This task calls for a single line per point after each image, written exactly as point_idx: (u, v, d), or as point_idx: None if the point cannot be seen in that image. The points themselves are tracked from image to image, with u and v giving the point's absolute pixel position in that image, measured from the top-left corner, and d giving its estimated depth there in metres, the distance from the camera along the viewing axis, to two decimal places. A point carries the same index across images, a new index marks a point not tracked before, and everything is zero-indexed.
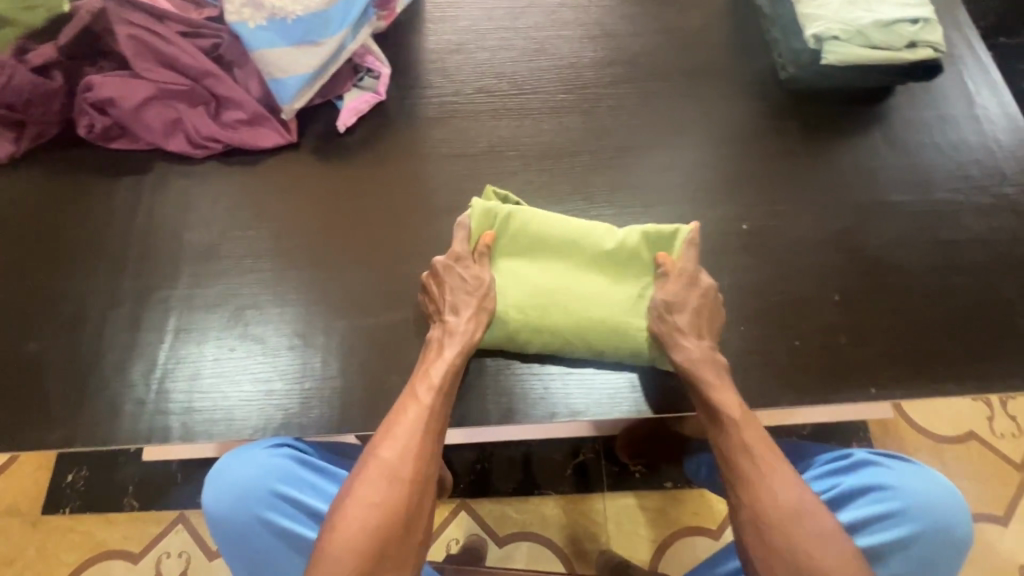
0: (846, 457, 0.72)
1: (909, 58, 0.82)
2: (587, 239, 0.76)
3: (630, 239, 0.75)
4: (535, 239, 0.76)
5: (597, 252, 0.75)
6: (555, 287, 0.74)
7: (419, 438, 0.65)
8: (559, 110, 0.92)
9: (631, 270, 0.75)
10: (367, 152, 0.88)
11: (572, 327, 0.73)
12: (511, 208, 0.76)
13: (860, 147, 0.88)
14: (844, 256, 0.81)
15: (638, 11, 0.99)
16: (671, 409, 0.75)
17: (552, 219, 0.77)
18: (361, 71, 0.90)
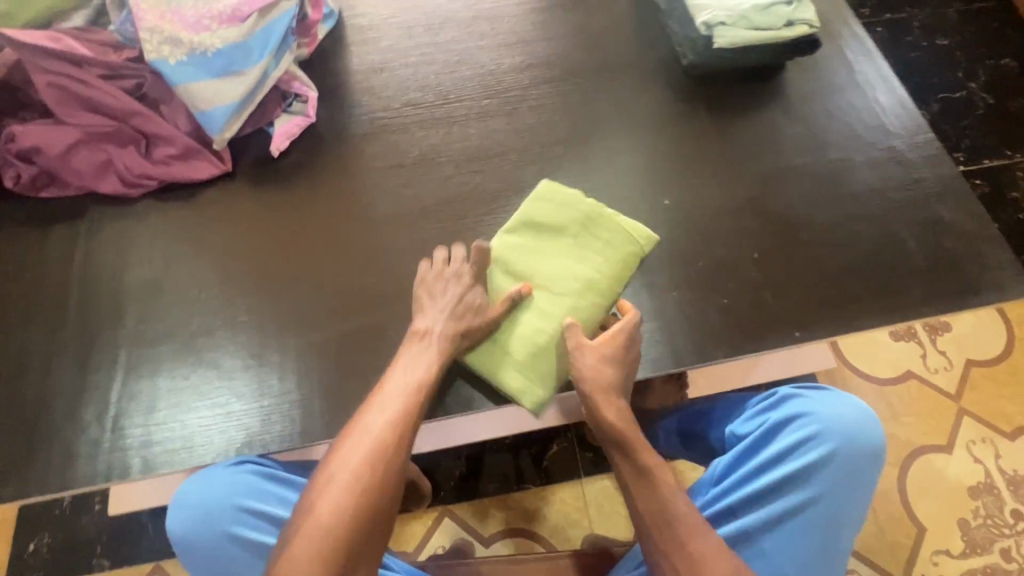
0: (773, 395, 0.79)
1: (789, 35, 0.92)
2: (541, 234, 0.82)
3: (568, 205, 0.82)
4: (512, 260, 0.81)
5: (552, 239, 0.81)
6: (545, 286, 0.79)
7: (406, 408, 0.68)
8: (485, 114, 0.97)
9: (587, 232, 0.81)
10: (303, 173, 0.91)
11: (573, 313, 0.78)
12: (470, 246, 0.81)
13: (760, 118, 0.96)
14: (758, 218, 0.88)
15: (549, 17, 1.06)
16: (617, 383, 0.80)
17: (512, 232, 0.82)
18: (289, 96, 0.93)
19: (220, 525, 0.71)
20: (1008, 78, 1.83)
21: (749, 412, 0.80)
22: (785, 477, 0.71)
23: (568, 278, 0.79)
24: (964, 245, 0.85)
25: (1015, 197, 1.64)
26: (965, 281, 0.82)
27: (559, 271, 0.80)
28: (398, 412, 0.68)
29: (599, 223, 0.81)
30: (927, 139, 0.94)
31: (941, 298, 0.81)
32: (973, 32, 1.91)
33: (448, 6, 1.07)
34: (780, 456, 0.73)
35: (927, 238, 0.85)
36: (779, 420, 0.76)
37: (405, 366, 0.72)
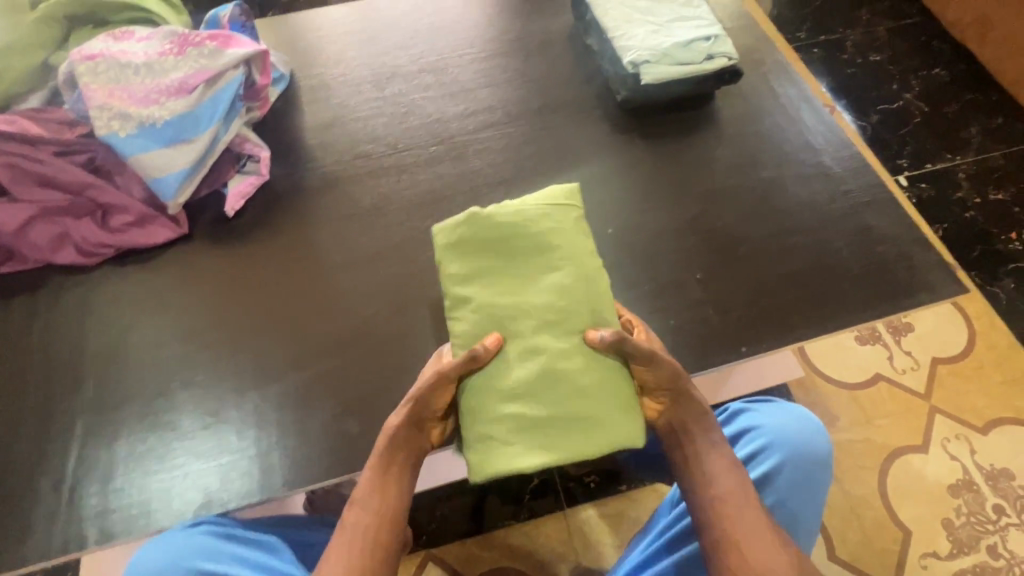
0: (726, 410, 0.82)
1: (709, 67, 0.99)
2: (503, 277, 0.73)
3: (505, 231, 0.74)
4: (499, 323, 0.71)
5: (517, 274, 0.73)
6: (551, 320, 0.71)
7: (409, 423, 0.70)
8: (433, 161, 1.01)
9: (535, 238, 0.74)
10: (258, 230, 0.94)
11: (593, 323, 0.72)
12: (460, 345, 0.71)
13: (695, 143, 1.01)
14: (698, 238, 0.91)
15: (490, 65, 1.12)
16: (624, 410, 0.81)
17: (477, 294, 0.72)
18: (243, 157, 0.97)
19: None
20: (941, 86, 1.93)
21: None
22: None
23: (525, 306, 0.71)
24: (895, 249, 0.89)
25: (961, 197, 1.71)
26: (898, 284, 0.86)
27: (545, 296, 0.72)
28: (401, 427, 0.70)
29: (518, 236, 0.74)
30: (851, 153, 1.00)
31: (878, 302, 0.85)
32: (904, 46, 2.02)
33: (395, 61, 1.14)
34: None
35: (860, 245, 0.89)
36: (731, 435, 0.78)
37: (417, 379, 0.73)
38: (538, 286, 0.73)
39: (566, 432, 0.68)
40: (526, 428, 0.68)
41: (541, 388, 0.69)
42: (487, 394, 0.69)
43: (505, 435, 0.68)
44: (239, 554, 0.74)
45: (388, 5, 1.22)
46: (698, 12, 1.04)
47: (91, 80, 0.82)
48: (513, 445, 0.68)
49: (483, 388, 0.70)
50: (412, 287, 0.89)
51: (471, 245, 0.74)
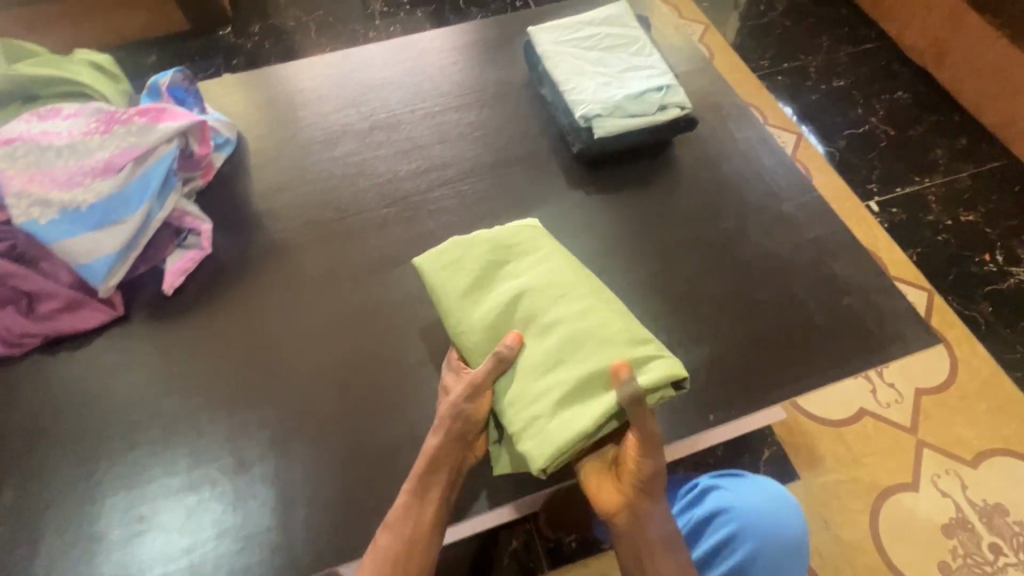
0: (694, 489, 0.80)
1: (663, 118, 0.97)
2: (492, 285, 0.78)
3: (479, 249, 0.79)
4: (504, 322, 0.75)
5: (507, 277, 0.78)
6: (554, 300, 0.74)
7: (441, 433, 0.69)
8: (385, 224, 0.98)
9: (510, 241, 0.80)
10: (198, 307, 0.89)
11: (589, 292, 0.76)
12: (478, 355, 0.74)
13: (654, 194, 0.99)
14: (660, 295, 0.88)
15: (443, 120, 1.10)
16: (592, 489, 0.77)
17: (478, 308, 0.76)
18: (183, 231, 0.92)
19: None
20: (903, 109, 1.95)
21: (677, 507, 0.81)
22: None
23: (533, 295, 0.75)
24: (861, 299, 0.86)
25: (932, 220, 1.71)
26: (867, 336, 0.83)
27: (537, 283, 0.76)
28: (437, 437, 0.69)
29: (498, 247, 0.80)
30: (813, 197, 0.98)
31: (848, 356, 0.82)
32: (865, 72, 2.05)
33: (346, 120, 1.11)
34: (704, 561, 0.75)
35: (826, 296, 0.86)
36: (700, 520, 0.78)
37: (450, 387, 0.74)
38: (544, 275, 0.77)
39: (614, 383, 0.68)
40: (571, 395, 0.69)
41: (574, 360, 0.70)
42: (523, 382, 0.70)
43: (552, 407, 0.68)
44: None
45: (338, 62, 1.19)
46: (650, 61, 1.03)
47: (9, 164, 0.79)
48: (562, 415, 0.68)
49: (517, 379, 0.70)
50: (361, 362, 0.84)
51: (459, 265, 0.78)
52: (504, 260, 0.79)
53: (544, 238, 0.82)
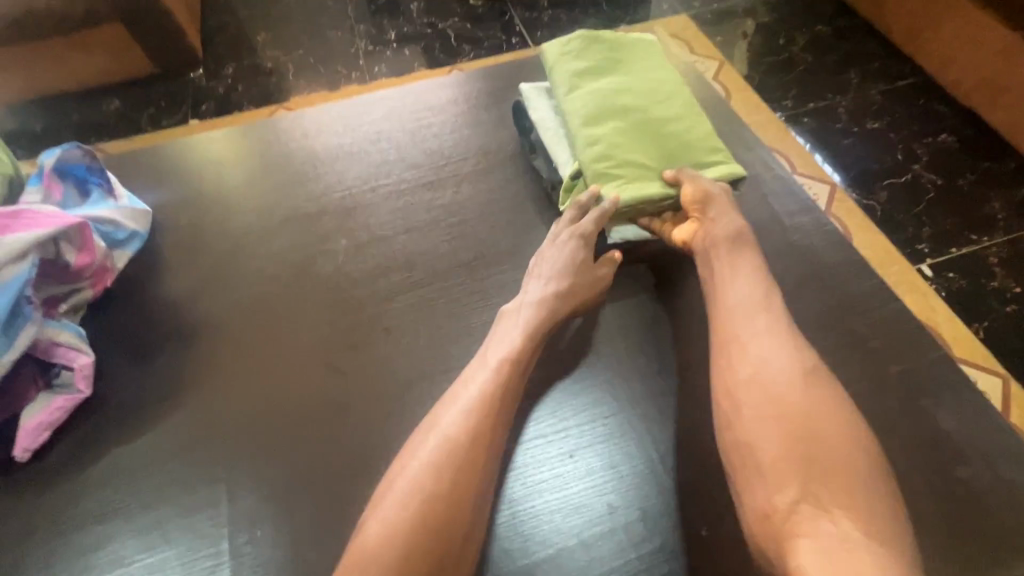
0: None
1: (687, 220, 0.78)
2: (589, 77, 0.82)
3: (550, 54, 0.84)
4: (581, 101, 0.79)
5: (598, 75, 0.82)
6: (632, 118, 0.79)
7: (500, 388, 0.64)
8: (329, 347, 0.75)
9: (605, 69, 0.83)
10: (68, 475, 0.66)
11: (672, 88, 0.82)
12: (541, 121, 0.83)
13: (678, 307, 0.76)
14: (696, 459, 0.64)
15: (410, 202, 0.88)
16: None
17: (572, 103, 0.79)
18: (54, 365, 0.69)
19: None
20: (951, 153, 1.72)
21: None
22: None
23: (618, 128, 0.78)
24: (979, 469, 0.62)
25: (996, 286, 1.46)
26: (996, 532, 0.59)
27: (611, 82, 0.81)
28: (480, 389, 0.63)
29: (588, 62, 0.83)
30: (895, 309, 0.74)
31: (975, 567, 0.57)
32: (902, 112, 1.83)
33: (293, 201, 0.89)
34: None
35: (931, 465, 0.62)
36: None
37: (503, 331, 0.69)
38: (666, 99, 0.82)
39: (688, 145, 0.78)
40: (619, 121, 0.78)
41: (682, 109, 0.81)
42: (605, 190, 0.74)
43: (620, 181, 0.75)
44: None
45: (291, 126, 0.98)
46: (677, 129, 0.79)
47: None
48: (622, 140, 0.76)
49: (604, 114, 0.78)
50: (284, 565, 0.61)
51: (561, 65, 0.83)
52: (577, 75, 0.81)
53: (653, 73, 0.83)
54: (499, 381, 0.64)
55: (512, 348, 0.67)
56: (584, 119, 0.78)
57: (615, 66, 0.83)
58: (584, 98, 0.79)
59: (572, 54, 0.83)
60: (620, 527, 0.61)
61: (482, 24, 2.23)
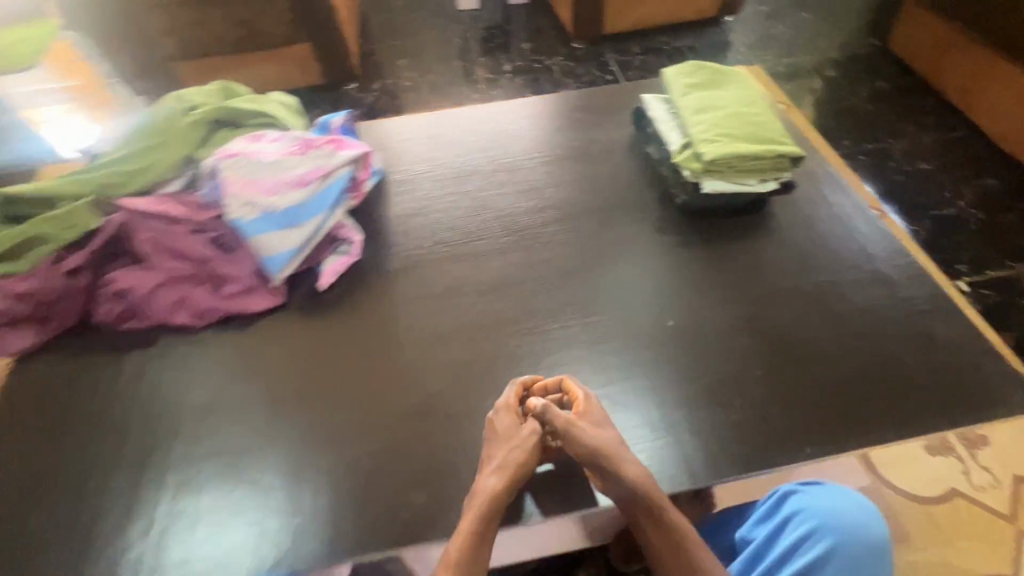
0: (775, 494, 0.86)
1: (761, 189, 1.07)
2: (697, 87, 1.16)
3: (670, 74, 1.20)
4: (690, 100, 1.13)
5: (703, 86, 1.16)
6: (727, 110, 1.10)
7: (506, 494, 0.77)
8: (505, 250, 1.11)
9: (709, 83, 1.17)
10: (344, 304, 1.04)
11: (759, 98, 1.14)
12: (659, 116, 1.18)
13: (751, 246, 1.07)
14: (756, 335, 0.95)
15: (558, 168, 1.25)
16: (731, 416, 0.86)
17: (683, 102, 1.14)
18: (338, 240, 1.08)
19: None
20: (995, 195, 1.95)
21: (763, 508, 0.86)
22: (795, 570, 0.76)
23: (717, 115, 1.09)
24: (963, 360, 0.90)
25: None
26: (969, 397, 0.86)
27: (712, 91, 1.15)
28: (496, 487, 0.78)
29: (697, 77, 1.17)
30: (909, 262, 1.03)
31: (951, 413, 0.84)
32: (952, 157, 2.08)
33: (475, 161, 1.28)
34: (789, 552, 0.78)
35: (927, 353, 0.90)
36: (781, 518, 0.82)
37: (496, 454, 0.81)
38: (754, 102, 1.13)
39: (768, 130, 1.08)
40: (718, 111, 1.10)
41: (765, 110, 1.12)
42: (705, 149, 1.04)
43: (718, 143, 1.04)
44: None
45: (469, 114, 1.39)
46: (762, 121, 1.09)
47: (230, 172, 0.98)
48: (720, 121, 1.08)
49: (707, 107, 1.11)
50: (482, 366, 0.95)
51: (678, 79, 1.18)
52: (689, 85, 1.16)
53: (745, 88, 1.16)
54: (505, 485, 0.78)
55: (493, 485, 0.78)
56: (692, 111, 1.11)
57: (716, 83, 1.17)
58: (694, 100, 1.13)
59: (686, 73, 1.19)
60: (706, 369, 0.91)
61: (582, 63, 2.67)
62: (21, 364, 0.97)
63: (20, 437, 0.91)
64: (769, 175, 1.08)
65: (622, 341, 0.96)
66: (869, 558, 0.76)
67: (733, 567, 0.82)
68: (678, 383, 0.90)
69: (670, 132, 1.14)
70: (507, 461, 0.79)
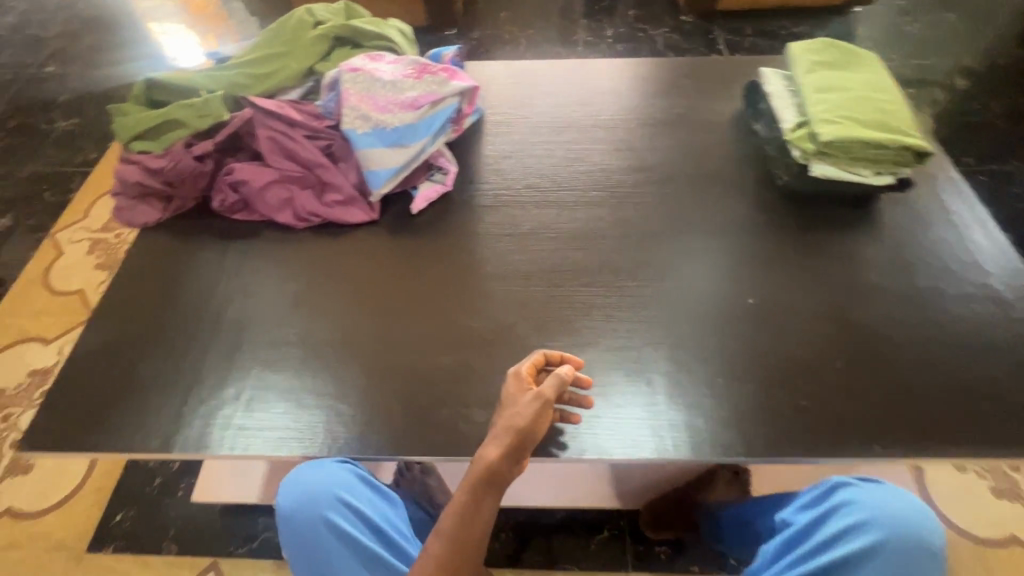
0: (826, 484, 0.87)
1: (873, 183, 1.02)
2: (824, 66, 1.10)
3: (796, 49, 1.14)
4: (814, 78, 1.08)
5: (831, 64, 1.10)
6: (855, 92, 1.04)
7: (506, 459, 0.73)
8: (592, 203, 1.12)
9: (839, 63, 1.11)
10: (432, 228, 1.08)
11: (891, 86, 1.07)
12: (776, 91, 1.13)
13: (850, 239, 1.02)
14: (839, 328, 0.92)
15: (656, 133, 1.23)
16: (799, 399, 0.85)
17: (807, 78, 1.08)
18: (433, 168, 1.12)
19: (319, 507, 0.83)
20: None
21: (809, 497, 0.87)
22: (835, 558, 0.77)
23: (842, 95, 1.04)
24: None
25: None
26: None
27: (840, 71, 1.09)
28: (498, 452, 0.73)
29: (826, 55, 1.11)
30: None
31: None
32: None
33: (574, 115, 1.27)
34: (831, 540, 0.79)
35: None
36: (829, 508, 0.83)
37: (508, 414, 0.76)
38: (885, 89, 1.06)
39: (897, 119, 1.01)
40: (844, 93, 1.04)
41: (896, 98, 1.05)
42: (824, 128, 0.99)
43: (839, 124, 0.99)
44: (370, 499, 0.87)
45: (574, 68, 1.38)
46: (891, 109, 1.03)
47: (350, 86, 1.04)
48: (844, 103, 1.02)
49: (833, 87, 1.05)
50: (553, 308, 0.97)
51: (805, 54, 1.13)
52: (816, 62, 1.11)
53: (877, 73, 1.09)
54: (507, 454, 0.73)
55: (495, 451, 0.73)
56: (815, 89, 1.06)
57: (846, 63, 1.11)
58: (819, 77, 1.08)
59: (815, 50, 1.13)
60: (780, 351, 0.90)
61: (688, 38, 2.55)
62: (144, 234, 1.08)
63: (134, 295, 1.02)
64: (886, 168, 1.02)
65: (697, 309, 0.96)
66: (917, 561, 0.75)
67: (768, 546, 0.86)
68: (750, 360, 0.89)
69: (786, 109, 1.09)
70: (508, 429, 0.75)
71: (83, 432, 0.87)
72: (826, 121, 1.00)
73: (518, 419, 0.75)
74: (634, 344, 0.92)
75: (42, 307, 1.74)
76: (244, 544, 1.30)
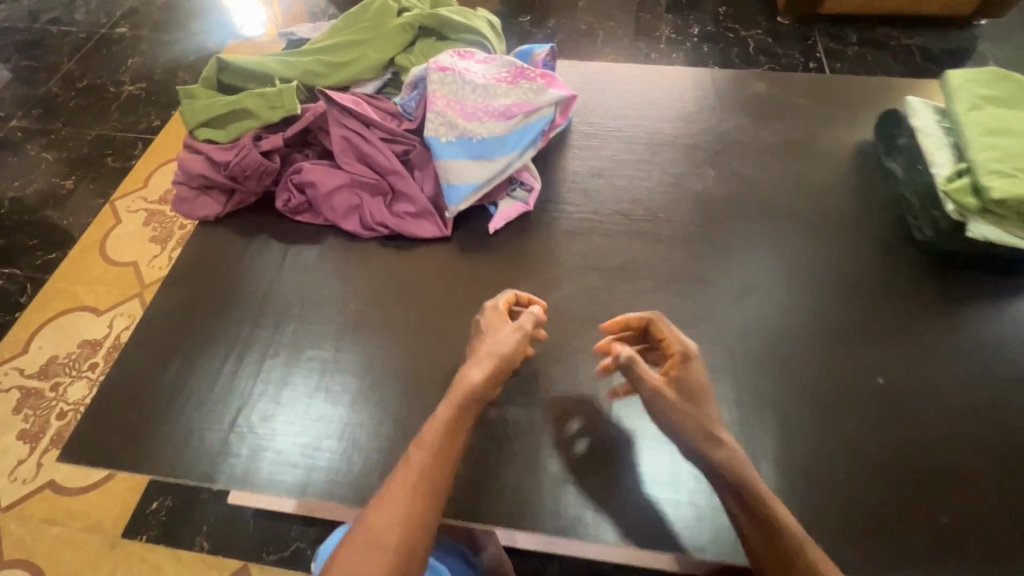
0: None
1: None
2: (990, 104, 0.93)
3: (955, 80, 0.97)
4: (980, 118, 0.91)
5: (999, 103, 0.93)
6: None
7: (487, 381, 0.72)
8: (691, 240, 0.98)
9: (1008, 102, 0.93)
10: (509, 252, 0.97)
11: None
12: (925, 128, 0.96)
13: (1003, 317, 0.86)
14: (990, 427, 0.77)
15: (768, 161, 1.08)
16: (939, 513, 0.71)
17: (969, 118, 0.91)
18: (515, 183, 1.01)
19: None
20: None
21: None
22: None
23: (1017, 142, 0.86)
24: None
25: None
26: None
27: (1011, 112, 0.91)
28: (482, 373, 0.72)
29: (993, 92, 0.94)
30: None
31: None
32: None
33: (673, 132, 1.13)
34: None
35: None
36: None
37: (490, 340, 0.76)
38: None
39: None
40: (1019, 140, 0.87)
41: None
42: (996, 182, 0.82)
43: (1015, 179, 0.82)
44: None
45: (676, 77, 1.23)
46: None
47: (437, 87, 0.93)
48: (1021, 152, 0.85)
49: (1004, 131, 0.88)
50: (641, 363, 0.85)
51: (966, 88, 0.95)
52: (979, 99, 0.93)
53: None
54: (489, 379, 0.72)
55: (478, 371, 0.72)
56: (981, 131, 0.89)
57: (1017, 103, 0.93)
58: (986, 117, 0.90)
59: (978, 83, 0.95)
60: (915, 447, 0.76)
61: (783, 43, 2.31)
62: (204, 228, 1.02)
63: (189, 295, 0.95)
64: None
65: (814, 382, 0.82)
66: None
67: None
68: (878, 455, 0.76)
69: (938, 153, 0.92)
70: (492, 354, 0.74)
71: (124, 447, 0.80)
72: (999, 174, 0.83)
73: (501, 346, 0.75)
74: (737, 417, 0.79)
75: (97, 276, 1.73)
76: (275, 553, 1.25)
